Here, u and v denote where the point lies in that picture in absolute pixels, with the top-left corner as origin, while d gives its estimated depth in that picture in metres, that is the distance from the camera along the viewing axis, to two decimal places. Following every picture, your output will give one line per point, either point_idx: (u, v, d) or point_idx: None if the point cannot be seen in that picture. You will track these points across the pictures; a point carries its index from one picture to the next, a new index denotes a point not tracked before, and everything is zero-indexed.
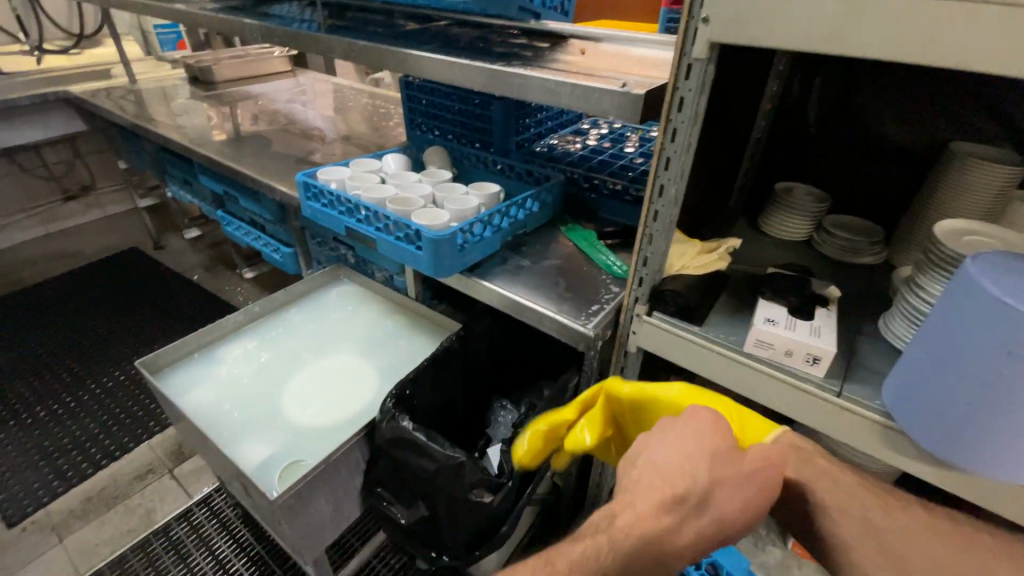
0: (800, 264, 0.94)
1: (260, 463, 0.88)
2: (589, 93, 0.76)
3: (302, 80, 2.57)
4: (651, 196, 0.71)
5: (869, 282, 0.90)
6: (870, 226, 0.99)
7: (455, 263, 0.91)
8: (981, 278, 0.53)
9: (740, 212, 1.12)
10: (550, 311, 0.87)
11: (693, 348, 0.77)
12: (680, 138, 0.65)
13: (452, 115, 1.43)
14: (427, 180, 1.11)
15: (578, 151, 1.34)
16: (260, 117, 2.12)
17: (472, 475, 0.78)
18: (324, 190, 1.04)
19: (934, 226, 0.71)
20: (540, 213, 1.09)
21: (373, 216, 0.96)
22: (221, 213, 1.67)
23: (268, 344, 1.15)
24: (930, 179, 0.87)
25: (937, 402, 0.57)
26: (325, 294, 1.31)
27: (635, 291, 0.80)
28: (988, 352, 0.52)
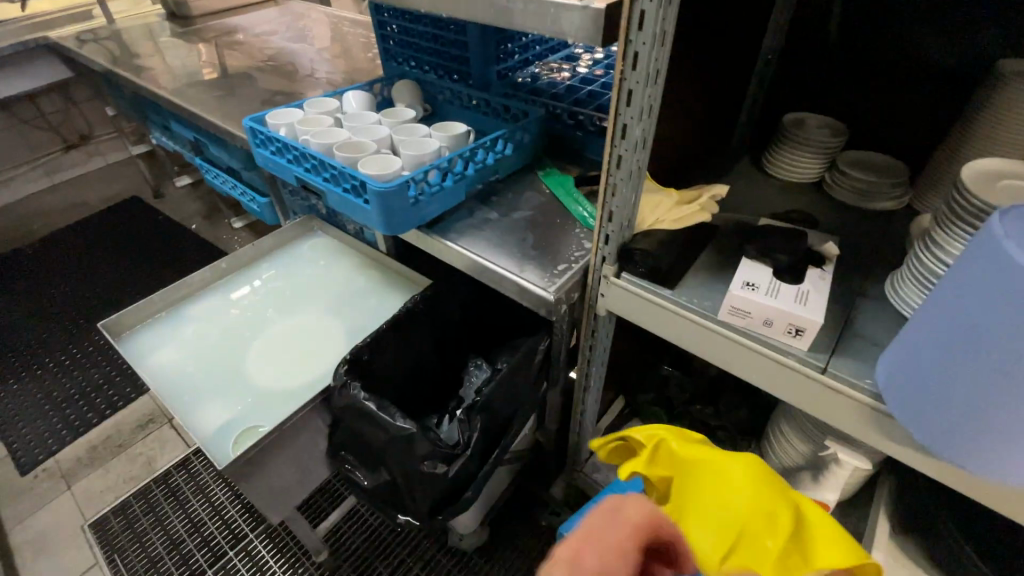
0: (803, 211, 0.82)
1: (218, 428, 0.86)
2: (543, 10, 0.63)
3: (287, 9, 2.38)
4: (613, 138, 0.59)
5: (883, 232, 0.77)
6: (892, 164, 0.85)
7: (407, 218, 0.82)
8: (1011, 244, 0.42)
9: (744, 150, 0.98)
10: (511, 271, 0.78)
11: (664, 314, 0.68)
12: (642, 64, 0.53)
13: (426, 43, 1.27)
14: (388, 121, 1.00)
15: (566, 81, 1.19)
16: (239, 52, 1.97)
17: (423, 447, 0.74)
18: (271, 137, 0.94)
19: (963, 167, 0.58)
20: (513, 156, 0.98)
21: (320, 165, 0.87)
22: (199, 160, 1.59)
23: (236, 302, 1.10)
24: (970, 107, 0.72)
25: (935, 389, 0.48)
26: (297, 247, 1.24)
27: (601, 250, 0.70)
28: (1004, 336, 0.41)
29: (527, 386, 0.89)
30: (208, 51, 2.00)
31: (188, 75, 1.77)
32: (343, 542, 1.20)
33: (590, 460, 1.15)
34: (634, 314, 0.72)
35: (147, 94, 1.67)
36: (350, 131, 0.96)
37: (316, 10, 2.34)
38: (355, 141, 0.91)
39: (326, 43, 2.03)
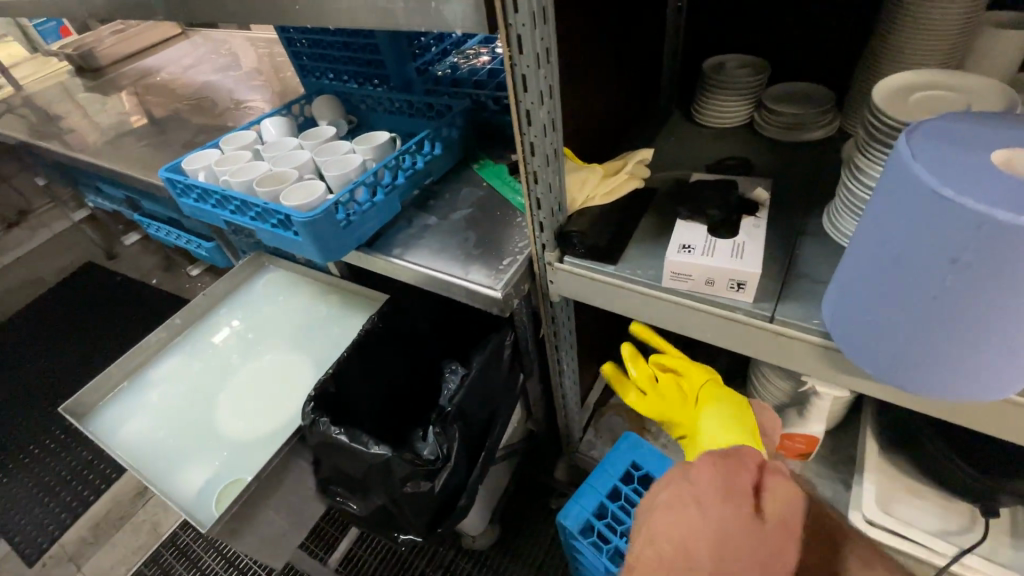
0: (737, 156, 0.81)
1: (200, 490, 0.85)
2: (424, 6, 0.60)
3: (200, 39, 2.28)
4: (519, 126, 0.57)
5: (819, 163, 0.77)
6: (817, 91, 0.84)
7: (342, 241, 0.80)
8: (917, 164, 0.40)
9: (673, 104, 0.96)
10: (456, 277, 0.76)
11: (611, 290, 0.67)
12: (528, 46, 0.50)
13: (339, 53, 1.23)
14: (308, 143, 0.97)
15: (486, 66, 1.15)
16: (157, 96, 1.90)
17: (402, 468, 0.73)
18: (190, 184, 0.91)
19: (877, 85, 0.56)
20: (443, 154, 0.95)
21: (244, 205, 0.84)
22: (136, 217, 1.54)
23: (200, 355, 1.07)
24: (882, 20, 0.71)
25: (875, 319, 0.47)
26: (251, 288, 1.22)
27: (538, 238, 0.69)
28: (927, 260, 0.40)
29: (502, 383, 0.89)
30: (125, 100, 1.92)
31: (108, 130, 1.70)
32: (361, 565, 1.19)
33: (585, 438, 1.15)
34: (583, 295, 0.71)
35: (68, 159, 1.60)
36: (271, 161, 0.93)
37: (230, 35, 2.25)
38: (276, 172, 0.87)
39: (245, 68, 1.95)
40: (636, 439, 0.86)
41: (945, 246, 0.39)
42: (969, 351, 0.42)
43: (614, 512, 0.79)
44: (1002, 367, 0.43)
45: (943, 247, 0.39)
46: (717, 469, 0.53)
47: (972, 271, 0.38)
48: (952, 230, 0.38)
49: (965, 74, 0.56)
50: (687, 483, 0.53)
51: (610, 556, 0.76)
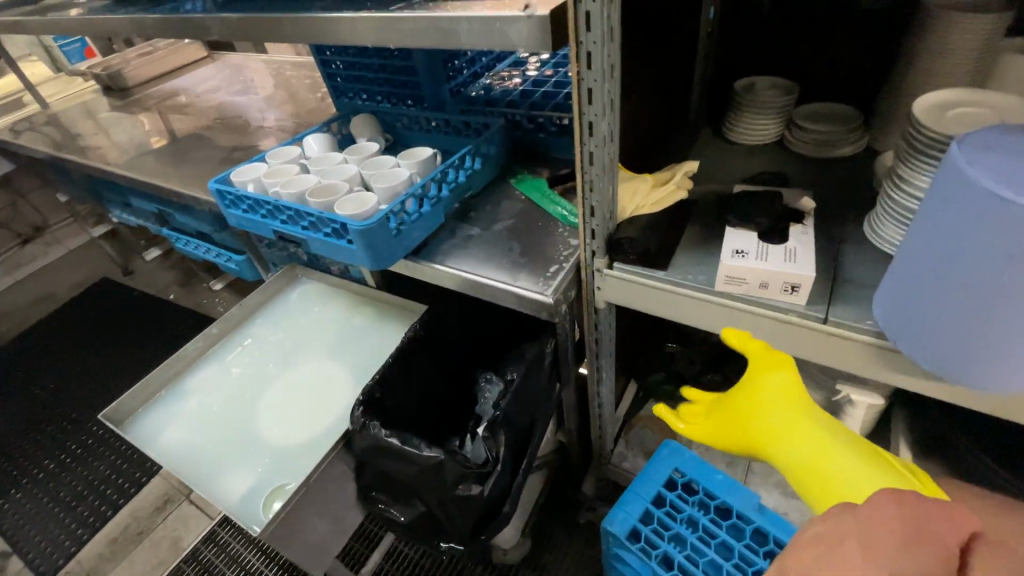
0: (771, 170, 0.85)
1: (245, 495, 0.86)
2: (489, 26, 0.64)
3: (223, 62, 2.36)
4: (581, 136, 0.61)
5: (851, 177, 0.80)
6: (844, 110, 0.88)
7: (393, 250, 0.83)
8: (971, 168, 0.44)
9: (702, 122, 1.01)
10: (505, 284, 0.79)
11: (662, 295, 0.69)
12: (596, 62, 0.54)
13: (374, 74, 1.28)
14: (352, 158, 1.01)
15: (518, 87, 1.20)
16: (185, 116, 1.95)
17: (454, 470, 0.74)
18: (241, 196, 0.94)
19: (914, 102, 0.60)
20: (483, 169, 0.99)
21: (297, 214, 0.87)
22: (165, 231, 1.57)
23: (237, 363, 1.10)
24: (907, 44, 0.75)
25: (930, 315, 0.50)
26: (285, 299, 1.24)
27: (589, 245, 0.72)
28: (984, 260, 0.43)
29: (542, 390, 0.90)
30: (153, 119, 1.97)
31: (138, 147, 1.75)
32: None
33: (615, 450, 1.16)
34: (631, 300, 0.74)
35: (99, 174, 1.64)
36: (319, 174, 0.97)
37: (253, 59, 2.32)
38: (326, 184, 0.91)
39: (270, 91, 2.02)
40: (677, 446, 0.87)
41: (1001, 245, 0.42)
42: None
43: (660, 518, 0.80)
44: None
45: (1000, 246, 0.42)
46: (898, 514, 0.39)
47: None
48: (1007, 230, 0.41)
49: (996, 94, 0.60)
50: (849, 523, 0.40)
51: (659, 561, 0.77)
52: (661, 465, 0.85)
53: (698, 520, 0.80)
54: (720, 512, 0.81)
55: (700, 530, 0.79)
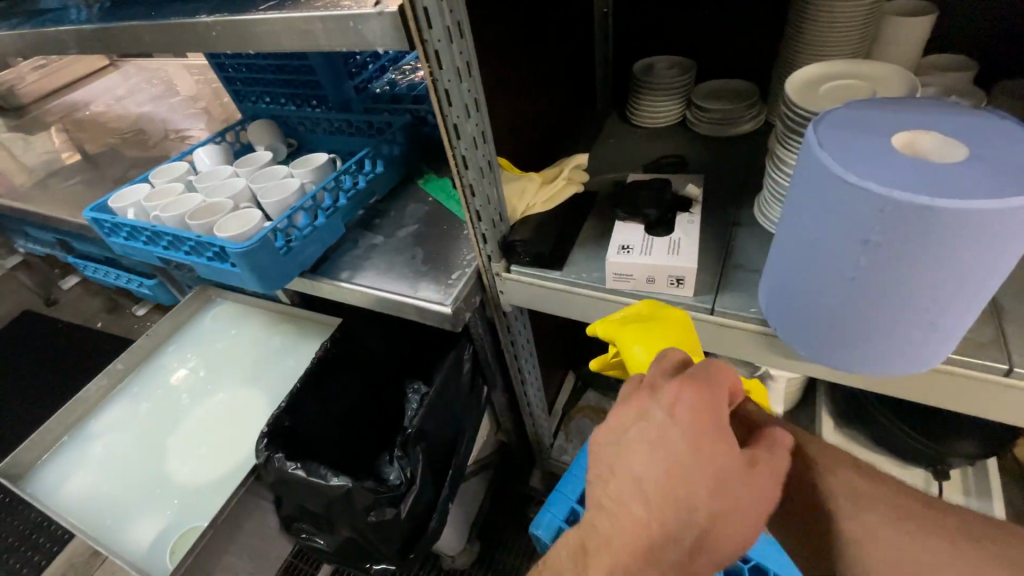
0: (673, 154, 0.83)
1: (155, 543, 0.81)
2: (344, 25, 0.59)
3: (127, 69, 2.18)
4: (449, 140, 0.57)
5: (748, 155, 0.80)
6: (742, 86, 0.87)
7: (284, 269, 0.77)
8: (824, 152, 0.42)
9: (608, 107, 0.98)
10: (406, 295, 0.75)
11: (559, 295, 0.67)
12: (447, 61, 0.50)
13: (272, 76, 1.20)
14: (243, 171, 0.94)
15: (425, 81, 1.15)
16: (86, 132, 1.82)
17: (364, 498, 0.71)
18: (118, 223, 0.86)
19: (790, 76, 0.59)
20: (386, 172, 0.94)
21: (177, 239, 0.80)
22: (69, 259, 1.46)
23: (149, 398, 1.03)
24: (796, 12, 0.75)
25: (803, 303, 0.49)
26: (198, 325, 1.17)
27: (483, 249, 0.69)
28: (843, 245, 0.42)
29: (463, 398, 0.87)
30: (50, 139, 1.83)
31: (34, 172, 1.62)
32: None
33: (557, 443, 1.16)
34: (533, 302, 0.71)
35: None
36: (205, 192, 0.90)
37: (159, 64, 2.16)
38: (208, 204, 0.84)
39: (178, 96, 1.88)
40: None
41: (858, 228, 0.41)
42: (888, 327, 0.45)
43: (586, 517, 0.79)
44: (924, 341, 0.45)
45: (855, 229, 0.41)
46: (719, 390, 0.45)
47: (881, 251, 0.40)
48: (858, 213, 0.40)
49: (873, 63, 0.59)
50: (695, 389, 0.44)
51: None
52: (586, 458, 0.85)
53: None
54: None
55: None
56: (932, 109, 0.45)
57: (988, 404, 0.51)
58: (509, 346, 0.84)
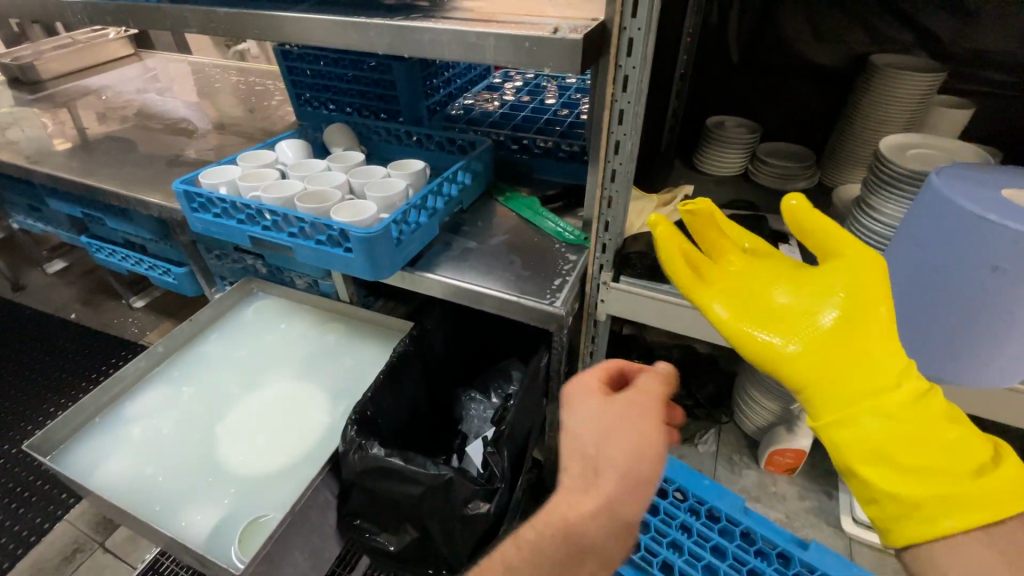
0: (744, 199, 0.94)
1: (211, 533, 0.78)
2: (517, 44, 0.66)
3: (150, 61, 2.16)
4: (606, 153, 0.64)
5: (810, 207, 0.92)
6: (798, 149, 1.00)
7: (393, 259, 0.80)
8: (956, 196, 0.52)
9: (673, 153, 1.10)
10: (512, 296, 0.80)
11: (669, 307, 0.74)
12: (632, 85, 0.58)
13: (347, 85, 1.25)
14: (336, 166, 0.97)
15: (498, 110, 1.23)
16: (110, 114, 1.77)
17: (462, 490, 0.72)
18: (214, 199, 0.87)
19: (881, 141, 0.71)
20: (473, 184, 1.00)
21: (283, 220, 0.82)
22: (85, 239, 1.40)
23: (189, 382, 1.00)
24: (858, 94, 0.89)
25: (918, 321, 0.58)
26: (240, 315, 1.14)
27: (599, 258, 0.75)
28: (972, 271, 0.51)
29: (535, 406, 0.90)
30: (68, 116, 1.77)
31: (53, 146, 1.56)
32: None
33: None
34: (635, 313, 0.78)
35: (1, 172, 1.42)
36: (301, 181, 0.92)
37: (185, 61, 2.16)
38: (313, 191, 0.86)
39: (210, 95, 1.88)
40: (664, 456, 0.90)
41: (989, 256, 0.50)
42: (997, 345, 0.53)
43: (656, 527, 0.82)
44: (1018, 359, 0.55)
45: (987, 257, 0.50)
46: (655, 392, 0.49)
47: (1007, 277, 0.49)
48: (991, 242, 0.49)
49: (944, 139, 0.72)
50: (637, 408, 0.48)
51: (660, 567, 0.78)
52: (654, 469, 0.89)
53: (693, 526, 0.83)
54: (709, 517, 0.85)
55: (694, 536, 0.82)
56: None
57: None
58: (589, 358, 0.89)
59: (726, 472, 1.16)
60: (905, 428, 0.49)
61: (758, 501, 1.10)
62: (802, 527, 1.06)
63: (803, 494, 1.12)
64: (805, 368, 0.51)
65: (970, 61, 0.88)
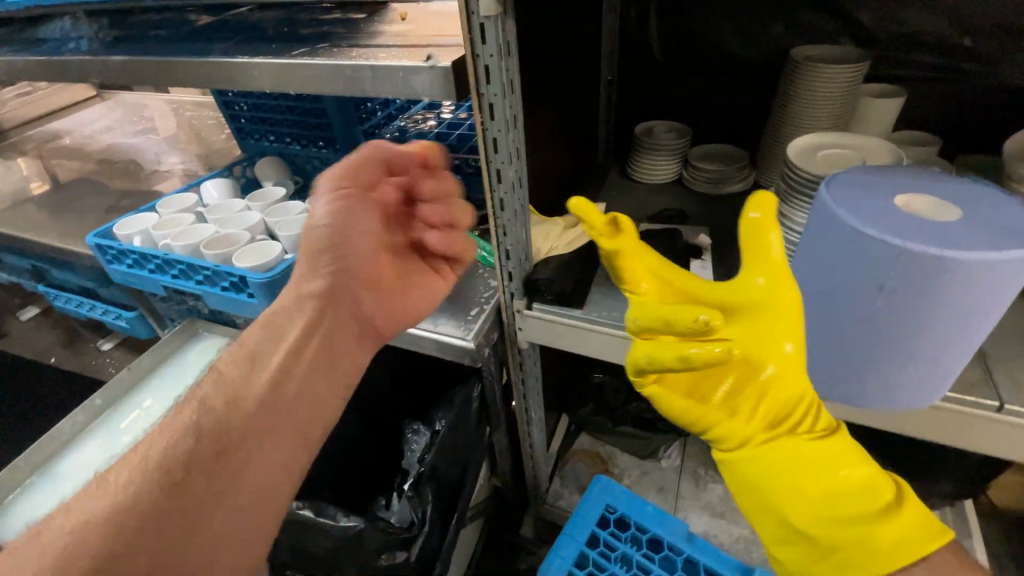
0: (674, 207, 0.90)
1: None
2: (393, 75, 0.63)
3: (116, 101, 2.16)
4: (490, 183, 0.61)
5: (743, 211, 0.88)
6: (733, 150, 0.96)
7: None
8: (840, 209, 0.48)
9: (609, 162, 1.06)
10: (426, 329, 0.76)
11: (581, 334, 0.70)
12: (498, 113, 0.55)
13: (283, 116, 1.23)
14: (255, 204, 0.95)
15: (434, 129, 1.20)
16: (70, 159, 1.78)
17: (376, 540, 0.70)
18: (125, 249, 0.85)
19: (791, 143, 0.67)
20: None
21: (189, 268, 0.80)
22: (40, 288, 1.40)
23: (126, 434, 0.98)
24: (784, 89, 0.85)
25: (819, 342, 0.54)
26: (183, 358, 1.12)
27: (508, 287, 0.72)
28: (861, 290, 0.47)
29: (469, 439, 0.87)
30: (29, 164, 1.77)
31: (9, 197, 1.57)
32: None
33: (551, 489, 1.16)
34: (551, 340, 0.74)
35: None
36: (216, 223, 0.90)
37: (149, 99, 2.17)
38: (224, 234, 0.84)
39: (171, 131, 1.87)
40: (608, 482, 0.87)
41: (875, 274, 0.46)
42: (897, 365, 0.50)
43: (595, 560, 0.79)
44: (931, 380, 0.51)
45: (873, 275, 0.46)
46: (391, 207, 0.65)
47: (895, 296, 0.46)
48: (874, 260, 0.45)
49: (859, 136, 0.67)
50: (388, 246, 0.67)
51: None
52: (598, 493, 0.86)
53: (633, 557, 0.79)
54: (652, 547, 0.81)
55: (635, 567, 0.78)
56: (924, 175, 0.52)
57: (980, 440, 0.56)
58: (520, 388, 0.86)
59: (691, 487, 1.12)
60: (805, 459, 0.50)
61: (723, 517, 1.06)
62: None
63: None
64: (727, 424, 0.52)
65: (900, 47, 0.84)
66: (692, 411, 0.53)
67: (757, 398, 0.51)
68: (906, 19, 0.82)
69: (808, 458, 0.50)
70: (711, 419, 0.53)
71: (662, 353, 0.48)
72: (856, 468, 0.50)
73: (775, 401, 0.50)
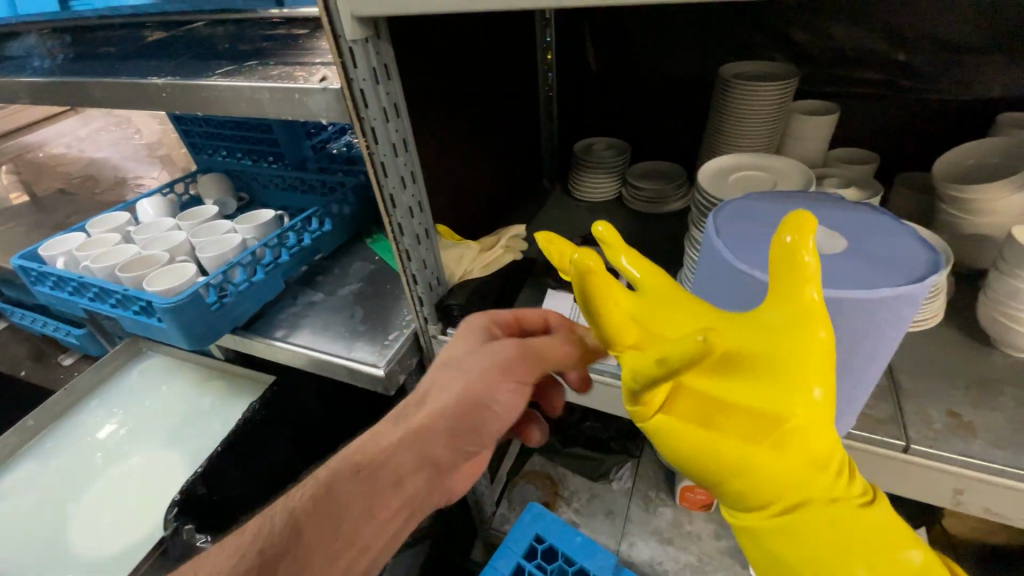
0: (609, 227, 0.88)
1: None
2: (290, 96, 0.61)
3: (92, 112, 2.15)
4: (385, 208, 0.59)
5: (677, 231, 0.85)
6: (673, 167, 0.94)
7: (213, 325, 0.75)
8: (719, 241, 0.46)
9: (553, 178, 1.04)
10: (338, 356, 0.74)
11: None
12: (381, 137, 0.53)
13: (230, 130, 1.17)
14: (186, 223, 0.93)
15: None
16: (37, 172, 1.77)
17: None
18: (44, 271, 0.83)
19: (705, 165, 0.65)
20: (336, 230, 0.95)
21: (104, 291, 0.78)
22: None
23: (56, 456, 0.96)
24: (716, 105, 0.82)
25: None
26: (125, 379, 1.10)
27: (420, 312, 0.70)
28: None
29: None
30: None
31: None
32: None
33: (498, 512, 1.13)
34: None
35: None
36: (142, 244, 0.88)
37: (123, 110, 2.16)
38: (144, 255, 0.83)
39: (141, 143, 1.87)
40: (540, 510, 0.84)
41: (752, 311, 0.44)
42: None
43: None
44: None
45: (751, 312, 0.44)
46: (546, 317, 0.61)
47: None
48: (751, 297, 0.43)
49: (773, 157, 0.66)
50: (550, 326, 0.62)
51: None
52: (531, 519, 0.84)
53: None
54: None
55: None
56: (818, 202, 0.50)
57: (898, 479, 0.56)
58: None
59: (641, 511, 1.09)
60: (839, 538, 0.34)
61: (670, 544, 1.03)
62: (714, 572, 0.98)
63: (719, 533, 1.04)
64: (745, 478, 0.35)
65: (836, 63, 0.83)
66: (702, 447, 0.36)
67: (778, 449, 0.34)
68: (841, 34, 0.80)
69: (853, 536, 0.34)
70: (719, 471, 0.36)
71: (644, 360, 0.32)
72: (915, 548, 0.34)
73: (803, 454, 0.34)
